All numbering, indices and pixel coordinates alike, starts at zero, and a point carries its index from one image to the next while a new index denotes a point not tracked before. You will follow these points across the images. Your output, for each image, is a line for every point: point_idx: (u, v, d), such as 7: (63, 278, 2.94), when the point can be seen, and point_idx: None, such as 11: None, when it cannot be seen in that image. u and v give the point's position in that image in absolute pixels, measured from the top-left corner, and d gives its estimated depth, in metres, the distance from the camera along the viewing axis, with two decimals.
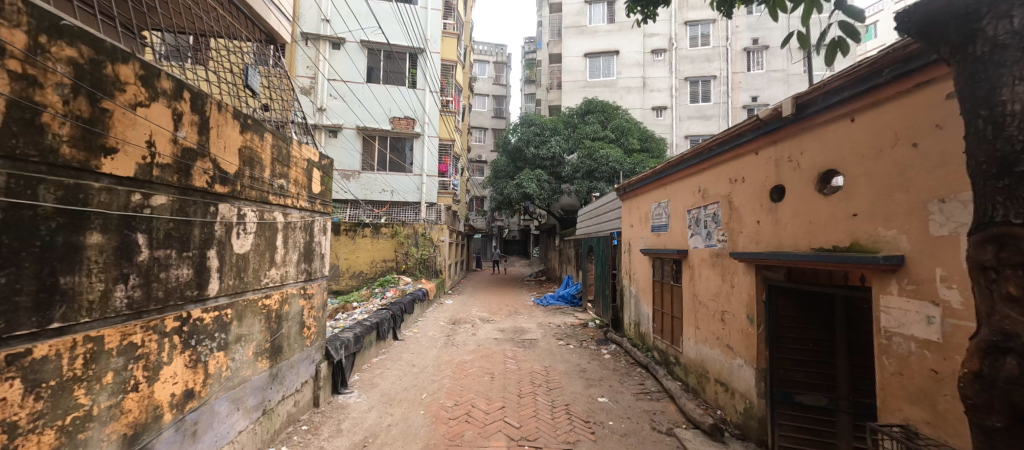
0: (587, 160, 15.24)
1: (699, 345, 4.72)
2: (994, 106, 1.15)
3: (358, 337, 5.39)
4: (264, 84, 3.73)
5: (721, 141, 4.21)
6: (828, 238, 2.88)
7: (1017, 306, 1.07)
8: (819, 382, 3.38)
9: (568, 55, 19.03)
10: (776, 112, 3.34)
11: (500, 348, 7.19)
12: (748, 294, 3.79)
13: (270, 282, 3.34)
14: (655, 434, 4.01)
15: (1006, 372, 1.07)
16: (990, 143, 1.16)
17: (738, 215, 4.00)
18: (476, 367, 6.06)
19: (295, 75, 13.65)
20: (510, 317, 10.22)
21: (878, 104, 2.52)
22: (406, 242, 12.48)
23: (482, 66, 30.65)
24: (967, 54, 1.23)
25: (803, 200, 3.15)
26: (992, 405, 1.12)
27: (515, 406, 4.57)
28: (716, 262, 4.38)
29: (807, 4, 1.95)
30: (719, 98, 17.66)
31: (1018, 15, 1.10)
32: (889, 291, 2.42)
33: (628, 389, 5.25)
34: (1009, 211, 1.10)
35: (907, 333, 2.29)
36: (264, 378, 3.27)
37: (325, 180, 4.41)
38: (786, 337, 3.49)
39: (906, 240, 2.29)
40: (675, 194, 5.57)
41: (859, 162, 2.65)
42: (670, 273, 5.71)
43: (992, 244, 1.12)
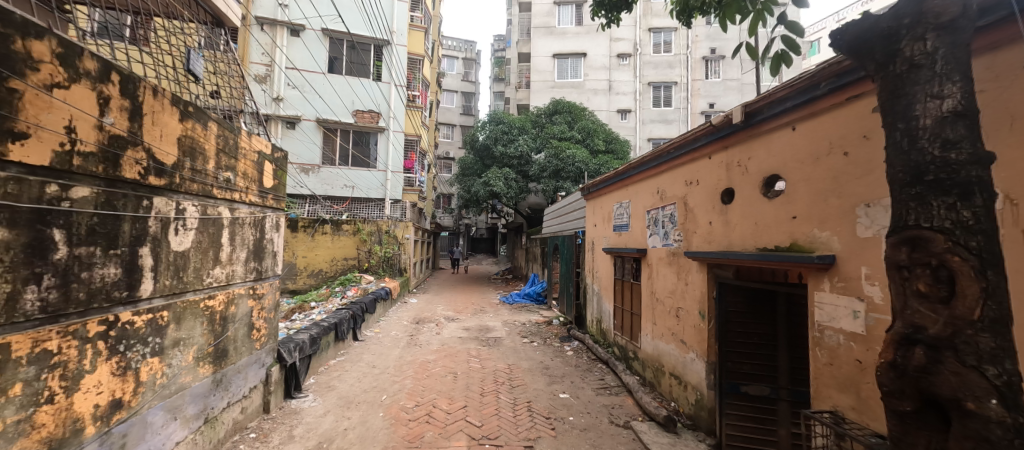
0: (554, 160, 15.37)
1: (656, 341, 4.91)
2: (910, 120, 1.27)
3: (314, 338, 5.17)
4: (209, 70, 3.47)
5: (677, 145, 4.39)
6: (771, 239, 3.08)
7: (925, 300, 1.17)
8: (763, 374, 3.61)
9: (536, 55, 19.17)
10: (727, 118, 3.52)
11: (464, 347, 7.15)
12: (701, 291, 3.98)
13: (213, 282, 3.12)
14: (613, 427, 4.12)
15: (916, 362, 1.17)
16: (906, 155, 1.28)
17: (693, 216, 4.19)
18: (439, 367, 5.98)
19: (249, 62, 12.96)
20: (475, 316, 10.17)
21: (815, 115, 2.72)
22: (369, 240, 12.13)
23: (450, 61, 30.22)
24: (889, 72, 1.35)
25: (750, 202, 3.35)
26: (904, 392, 1.22)
27: (477, 405, 4.55)
28: (673, 261, 4.57)
29: (755, 17, 2.06)
30: (679, 104, 18.43)
31: (930, 39, 1.23)
32: (822, 288, 2.62)
33: (589, 385, 5.38)
34: (919, 216, 1.21)
35: (837, 327, 2.49)
36: (206, 384, 3.05)
37: (278, 175, 4.18)
38: (734, 332, 3.69)
39: (837, 241, 2.49)
40: (636, 195, 5.75)
41: (800, 168, 2.84)
42: (631, 271, 5.89)
43: (906, 246, 1.23)
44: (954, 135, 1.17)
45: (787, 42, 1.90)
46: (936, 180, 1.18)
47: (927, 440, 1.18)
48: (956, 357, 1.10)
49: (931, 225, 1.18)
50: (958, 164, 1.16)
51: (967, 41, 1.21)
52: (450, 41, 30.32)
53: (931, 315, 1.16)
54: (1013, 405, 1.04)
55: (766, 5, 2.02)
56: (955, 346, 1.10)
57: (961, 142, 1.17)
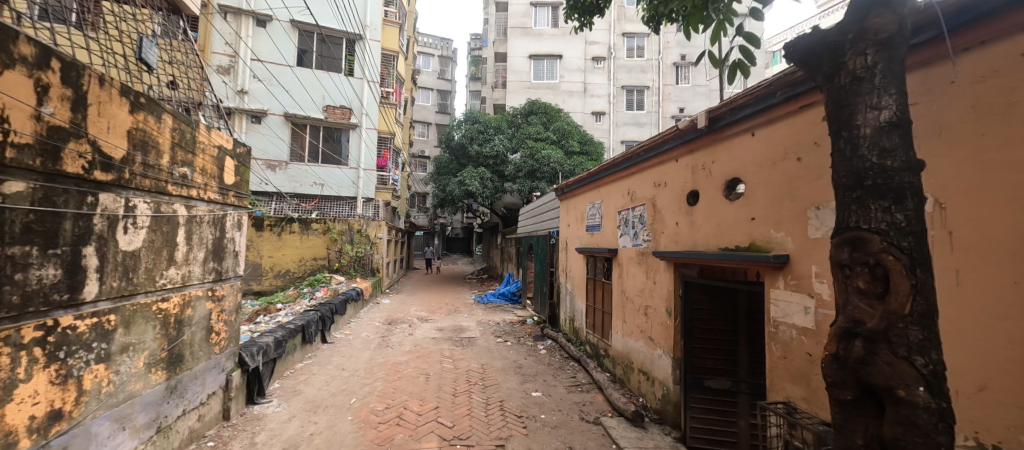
0: (529, 160, 15.46)
1: (625, 338, 5.03)
2: (852, 129, 1.36)
3: (279, 341, 4.98)
4: (164, 59, 3.28)
5: (647, 148, 4.52)
6: (732, 239, 3.22)
7: (865, 297, 1.27)
8: (725, 368, 3.78)
9: (513, 55, 19.19)
10: (693, 123, 3.66)
11: (437, 348, 7.08)
12: (667, 289, 4.11)
13: (168, 283, 2.96)
14: (583, 424, 4.20)
15: (856, 353, 1.26)
16: (848, 161, 1.38)
17: (661, 217, 4.32)
18: (411, 368, 5.90)
19: (211, 52, 12.39)
20: (449, 316, 10.10)
21: (772, 121, 2.87)
22: (339, 239, 11.80)
23: (426, 58, 29.74)
24: (834, 84, 1.45)
25: (713, 204, 3.49)
26: (845, 382, 1.30)
27: (449, 406, 4.52)
28: (642, 261, 4.70)
29: (716, 27, 2.16)
30: (651, 108, 18.93)
31: (870, 54, 1.33)
32: (777, 286, 2.77)
33: (561, 383, 5.46)
34: (859, 218, 1.31)
35: (790, 322, 2.64)
36: (159, 392, 2.89)
37: (240, 171, 4.00)
38: (699, 328, 3.84)
39: (791, 241, 2.65)
40: (607, 196, 5.87)
41: (758, 172, 2.99)
42: (602, 270, 6.01)
43: (848, 245, 1.32)
44: (890, 144, 1.27)
45: (744, 53, 1.99)
46: (875, 185, 1.28)
47: (865, 426, 1.27)
48: (890, 348, 1.19)
49: (869, 226, 1.27)
50: (893, 171, 1.26)
51: (902, 57, 1.31)
52: (426, 38, 29.87)
53: (869, 311, 1.25)
54: (939, 392, 1.14)
55: (727, 16, 2.11)
56: (889, 338, 1.20)
57: (895, 150, 1.27)
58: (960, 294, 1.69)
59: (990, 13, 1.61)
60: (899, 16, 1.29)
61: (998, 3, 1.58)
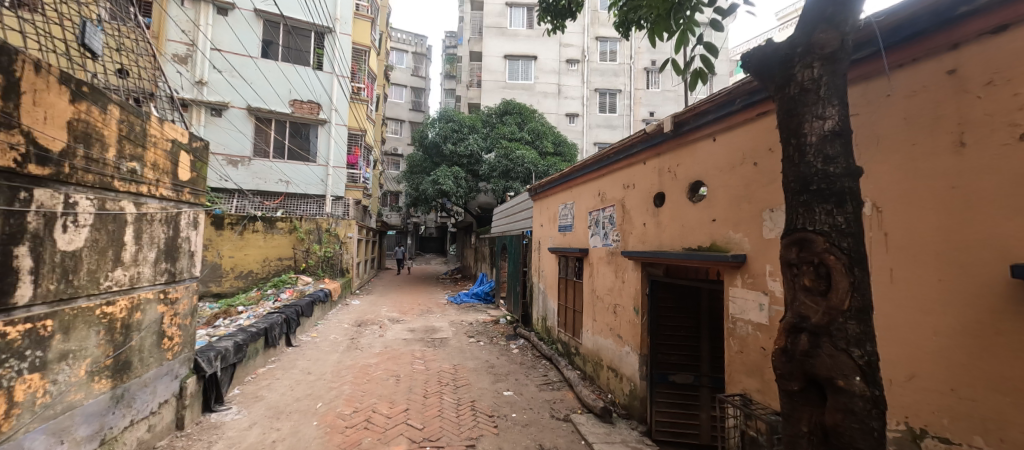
0: (503, 160, 15.47)
1: (595, 336, 5.14)
2: (800, 136, 1.45)
3: (239, 346, 4.75)
4: (111, 46, 3.07)
5: (616, 150, 4.63)
6: (695, 239, 3.35)
7: (810, 293, 1.36)
8: (688, 363, 3.95)
9: (488, 54, 19.13)
10: (659, 127, 3.78)
11: (408, 349, 6.97)
12: (635, 288, 4.23)
13: (113, 286, 2.77)
14: (554, 421, 4.25)
15: (801, 347, 1.35)
16: (795, 167, 1.47)
17: (630, 218, 4.44)
18: (381, 370, 5.78)
19: (166, 40, 11.70)
20: (421, 316, 9.97)
21: (732, 127, 3.01)
22: (307, 239, 11.41)
23: (399, 54, 29.15)
24: (784, 94, 1.54)
25: (677, 206, 3.62)
26: (792, 374, 1.39)
27: (419, 407, 4.47)
28: (611, 260, 4.81)
29: (680, 35, 2.24)
30: (623, 111, 19.36)
31: (816, 67, 1.43)
32: (735, 284, 2.92)
33: (532, 381, 5.50)
34: (805, 221, 1.40)
35: (746, 318, 2.78)
36: (102, 402, 2.69)
37: (196, 167, 3.79)
38: (664, 326, 3.97)
39: (747, 242, 2.79)
40: (579, 197, 5.97)
41: (719, 175, 3.13)
42: (573, 270, 6.11)
43: (796, 246, 1.41)
44: (832, 151, 1.37)
45: (705, 61, 2.09)
46: (819, 190, 1.37)
47: (810, 414, 1.36)
48: (830, 341, 1.28)
49: (813, 228, 1.37)
50: (835, 177, 1.35)
51: (844, 71, 1.41)
52: (400, 34, 29.28)
53: (813, 306, 1.34)
54: (872, 381, 1.24)
55: (690, 26, 2.20)
56: (830, 332, 1.29)
57: (837, 158, 1.36)
58: (892, 291, 1.84)
59: (920, 33, 1.75)
60: (842, 32, 1.39)
61: (927, 25, 1.73)
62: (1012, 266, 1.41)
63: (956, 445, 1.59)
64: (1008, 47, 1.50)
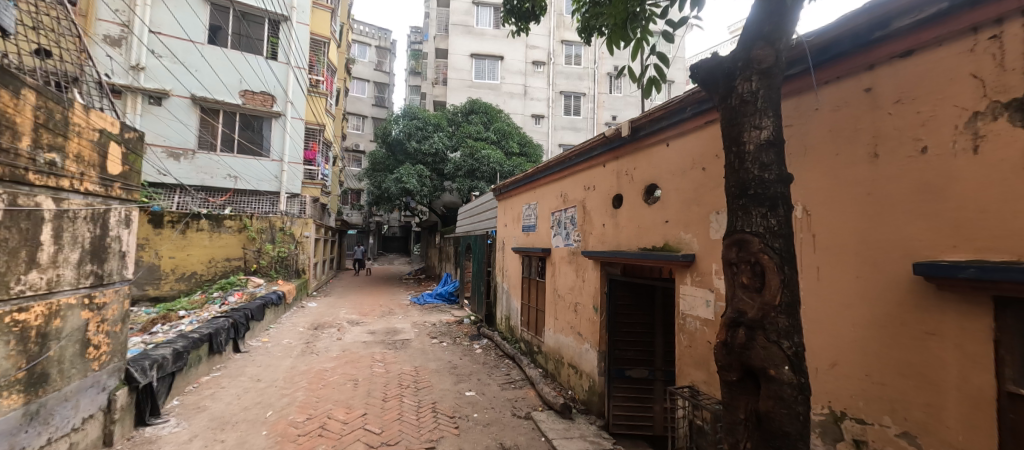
0: (468, 160, 15.37)
1: (557, 334, 5.24)
2: (740, 145, 1.56)
3: (179, 353, 4.42)
4: (27, 24, 2.76)
5: (577, 152, 4.74)
6: (650, 239, 3.51)
7: (747, 290, 1.46)
8: (644, 358, 4.12)
9: (454, 52, 18.93)
10: (618, 131, 3.91)
11: (367, 352, 6.76)
12: (595, 286, 4.35)
13: (27, 290, 2.50)
14: (515, 419, 4.29)
15: (740, 340, 1.45)
16: (735, 172, 1.58)
17: (590, 218, 4.57)
18: (338, 375, 5.57)
19: (96, 19, 10.71)
20: (382, 318, 9.70)
21: (683, 133, 3.17)
22: (258, 238, 10.80)
23: (362, 47, 28.14)
24: (727, 104, 1.65)
25: (634, 207, 3.77)
26: (731, 365, 1.49)
27: (378, 411, 4.36)
28: (572, 260, 4.92)
29: (636, 43, 2.34)
30: (587, 114, 19.80)
31: (753, 81, 1.54)
32: (685, 282, 3.08)
33: (494, 381, 5.52)
34: (744, 223, 1.51)
35: (695, 314, 2.94)
36: (15, 418, 2.42)
37: (128, 159, 3.48)
38: (621, 323, 4.12)
39: (696, 242, 2.95)
40: (542, 197, 6.06)
41: (671, 178, 3.29)
42: (536, 269, 6.18)
43: (735, 246, 1.51)
44: (767, 159, 1.49)
45: (657, 70, 2.19)
46: (756, 194, 1.48)
47: (745, 402, 1.47)
48: (763, 334, 1.38)
49: (750, 230, 1.48)
50: (769, 182, 1.47)
51: (778, 86, 1.53)
52: (363, 27, 28.32)
53: (749, 302, 1.44)
54: (799, 369, 1.35)
55: (645, 35, 2.30)
56: (763, 325, 1.39)
57: (771, 165, 1.48)
58: (820, 287, 2.01)
59: (843, 54, 1.94)
60: (775, 49, 1.52)
61: (850, 47, 1.91)
62: (916, 263, 1.59)
63: (870, 424, 1.77)
64: (914, 70, 1.69)
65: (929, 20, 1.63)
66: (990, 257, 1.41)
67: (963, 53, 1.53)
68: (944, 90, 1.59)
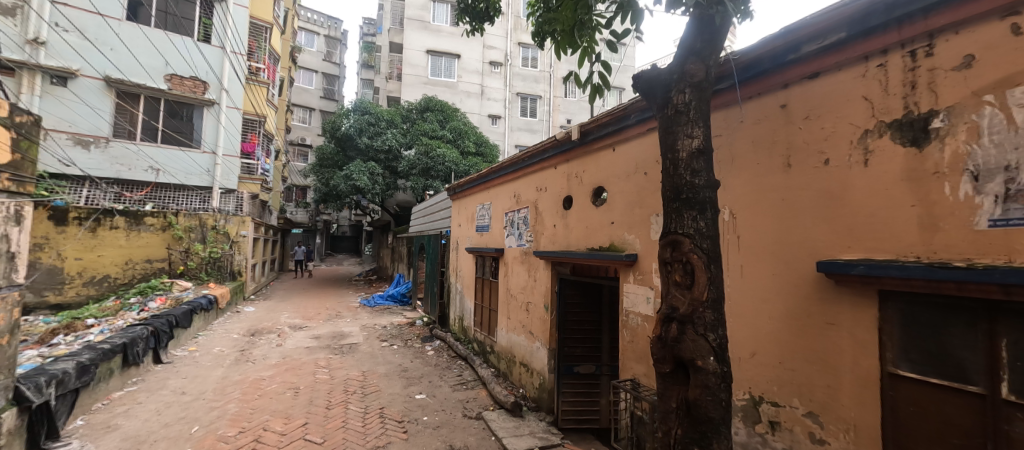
0: (423, 158, 15.02)
1: (509, 333, 5.28)
2: (675, 152, 1.66)
3: (84, 367, 3.92)
4: None
5: (530, 154, 4.82)
6: (597, 240, 3.65)
7: (680, 288, 1.56)
8: (591, 354, 4.29)
9: (409, 47, 18.45)
10: (568, 135, 4.03)
11: (310, 358, 6.40)
12: (545, 285, 4.44)
13: None
14: (465, 420, 4.27)
15: (673, 334, 1.55)
16: (670, 177, 1.68)
17: (542, 219, 4.66)
18: (277, 384, 5.22)
19: None
20: (329, 322, 9.24)
21: (628, 139, 3.32)
22: (186, 238, 9.87)
23: (309, 36, 26.57)
24: (664, 113, 1.75)
25: (583, 209, 3.89)
26: (664, 357, 1.60)
27: (320, 420, 4.15)
28: (525, 260, 4.99)
29: (582, 51, 2.42)
30: (543, 116, 20.12)
31: (686, 93, 1.66)
32: (628, 281, 3.24)
33: (446, 382, 5.46)
34: (677, 225, 1.61)
35: (637, 311, 3.10)
36: None
37: (19, 145, 3.05)
38: (570, 321, 4.24)
39: (639, 242, 3.11)
40: (495, 198, 6.08)
41: (617, 181, 3.44)
42: (490, 270, 6.18)
43: (670, 246, 1.62)
44: (698, 167, 1.60)
45: (602, 76, 2.28)
46: (688, 198, 1.60)
47: (677, 391, 1.57)
48: (693, 328, 1.50)
49: (682, 231, 1.59)
50: (699, 187, 1.59)
51: (707, 98, 1.67)
52: (311, 14, 26.77)
53: (681, 298, 1.55)
54: (722, 359, 1.48)
55: (591, 43, 2.39)
56: (692, 320, 1.50)
57: (702, 171, 1.61)
58: (743, 283, 2.21)
59: (764, 72, 2.14)
60: (706, 65, 1.66)
61: (769, 66, 2.11)
62: (819, 262, 1.79)
63: (782, 407, 1.97)
64: (819, 91, 1.91)
65: (831, 47, 1.85)
66: (876, 255, 1.63)
67: (857, 77, 1.76)
68: (842, 109, 1.81)
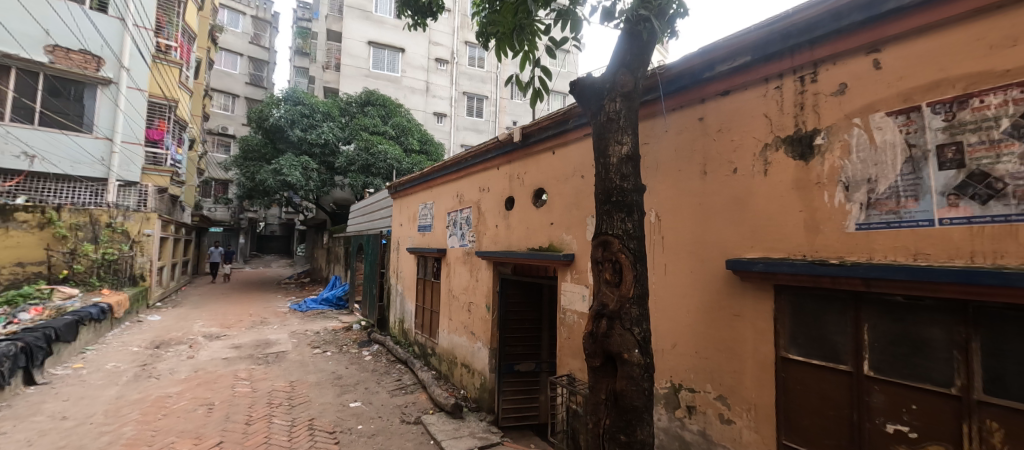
0: (363, 154, 14.33)
1: (450, 334, 5.22)
2: (606, 157, 1.76)
3: None
4: None
5: (474, 154, 4.81)
6: (537, 241, 3.73)
7: (611, 286, 1.66)
8: (531, 352, 4.40)
9: (348, 36, 17.46)
10: (510, 136, 4.08)
11: (229, 370, 5.81)
12: (487, 285, 4.44)
13: None
14: (403, 426, 4.15)
15: (604, 329, 1.63)
16: (602, 180, 1.77)
17: (484, 219, 4.67)
18: (186, 400, 4.67)
19: None
20: (252, 330, 8.44)
21: (567, 142, 3.44)
22: (72, 238, 8.54)
23: (233, 15, 24.06)
24: (598, 119, 1.84)
25: (524, 211, 3.97)
26: (595, 352, 1.68)
27: (238, 437, 3.79)
28: (467, 260, 4.97)
29: (523, 54, 2.46)
30: (489, 117, 20.14)
31: (617, 102, 1.77)
32: (566, 279, 3.36)
33: (384, 388, 5.26)
34: (608, 226, 1.70)
35: (573, 309, 3.23)
36: None
37: None
38: (511, 320, 4.29)
39: (576, 243, 3.24)
40: (438, 197, 5.97)
41: (556, 183, 3.55)
42: (432, 270, 6.06)
43: (601, 247, 1.71)
44: (627, 171, 1.71)
45: (542, 81, 2.34)
46: (617, 201, 1.69)
47: (606, 383, 1.67)
48: (620, 323, 1.59)
49: (611, 231, 1.68)
50: (628, 191, 1.69)
51: (636, 108, 1.79)
52: None
53: (610, 295, 1.64)
54: (645, 352, 1.58)
55: (531, 47, 2.44)
56: (619, 315, 1.60)
57: (630, 176, 1.71)
58: (666, 280, 2.39)
59: (685, 87, 2.34)
60: (634, 76, 1.78)
61: (689, 82, 2.31)
62: (728, 260, 2.00)
63: (697, 392, 2.17)
64: (730, 106, 2.12)
65: (739, 69, 2.07)
66: (773, 253, 1.85)
67: (759, 97, 1.99)
68: (747, 124, 2.03)
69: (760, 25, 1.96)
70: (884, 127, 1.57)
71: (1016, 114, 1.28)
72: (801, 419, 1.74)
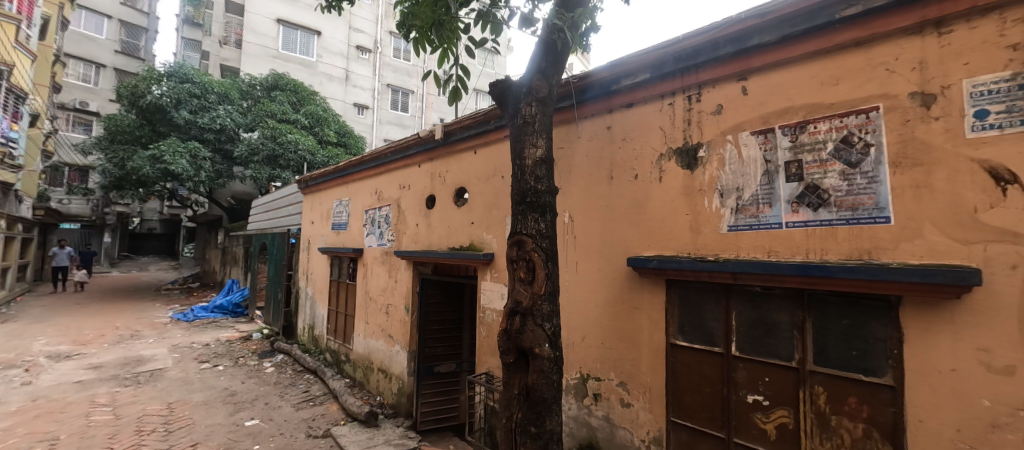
0: (269, 143, 12.84)
1: (366, 339, 4.95)
2: (522, 159, 1.81)
3: None
4: None
5: (394, 150, 4.63)
6: (458, 240, 3.72)
7: (524, 284, 1.71)
8: (451, 353, 4.36)
9: (253, 11, 15.51)
10: (432, 134, 4.00)
11: (83, 395, 4.81)
12: (406, 286, 4.29)
13: None
14: (309, 441, 3.83)
15: (518, 326, 1.68)
16: (518, 180, 1.82)
17: (404, 218, 4.50)
18: (16, 438, 3.76)
19: None
20: (118, 346, 7.09)
21: (489, 143, 3.47)
22: None
23: None
24: (516, 120, 1.88)
25: (445, 210, 3.91)
26: (508, 348, 1.73)
27: None
28: (385, 261, 4.76)
29: (443, 50, 2.42)
30: (414, 112, 19.43)
31: (533, 106, 1.83)
32: (485, 279, 3.39)
33: (288, 401, 4.80)
34: (524, 226, 1.75)
35: (493, 308, 3.27)
36: None
37: None
38: (431, 321, 4.20)
39: (495, 243, 3.29)
40: (355, 194, 5.62)
41: (477, 183, 3.56)
42: (346, 272, 5.68)
43: (516, 246, 1.76)
44: (541, 173, 1.78)
45: (461, 81, 2.32)
46: (532, 202, 1.76)
47: (518, 379, 1.72)
48: (532, 319, 1.66)
49: (525, 231, 1.74)
50: (541, 193, 1.77)
51: (550, 113, 1.87)
52: None
53: (524, 293, 1.71)
54: (555, 346, 1.67)
55: (450, 44, 2.40)
56: (532, 312, 1.66)
57: (543, 178, 1.78)
58: (578, 278, 2.52)
59: (595, 97, 2.51)
60: (548, 83, 1.86)
61: (601, 93, 2.47)
62: (628, 258, 2.20)
63: (602, 381, 2.34)
64: (632, 118, 2.33)
65: (640, 84, 2.29)
66: (664, 251, 2.08)
67: (656, 111, 2.22)
68: (645, 134, 2.25)
69: (657, 46, 2.17)
70: (748, 144, 1.86)
71: (837, 139, 1.60)
72: (686, 398, 1.98)
